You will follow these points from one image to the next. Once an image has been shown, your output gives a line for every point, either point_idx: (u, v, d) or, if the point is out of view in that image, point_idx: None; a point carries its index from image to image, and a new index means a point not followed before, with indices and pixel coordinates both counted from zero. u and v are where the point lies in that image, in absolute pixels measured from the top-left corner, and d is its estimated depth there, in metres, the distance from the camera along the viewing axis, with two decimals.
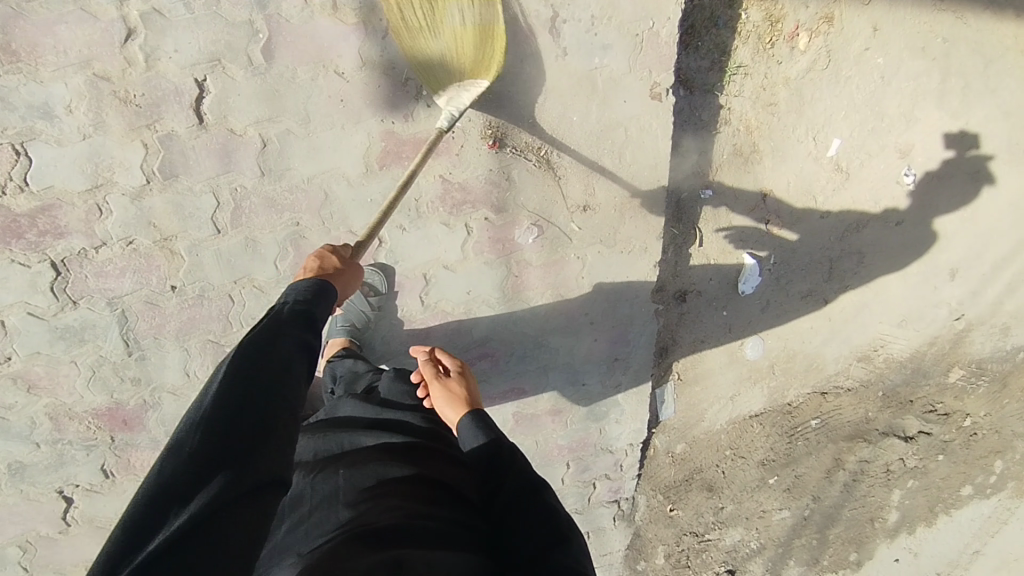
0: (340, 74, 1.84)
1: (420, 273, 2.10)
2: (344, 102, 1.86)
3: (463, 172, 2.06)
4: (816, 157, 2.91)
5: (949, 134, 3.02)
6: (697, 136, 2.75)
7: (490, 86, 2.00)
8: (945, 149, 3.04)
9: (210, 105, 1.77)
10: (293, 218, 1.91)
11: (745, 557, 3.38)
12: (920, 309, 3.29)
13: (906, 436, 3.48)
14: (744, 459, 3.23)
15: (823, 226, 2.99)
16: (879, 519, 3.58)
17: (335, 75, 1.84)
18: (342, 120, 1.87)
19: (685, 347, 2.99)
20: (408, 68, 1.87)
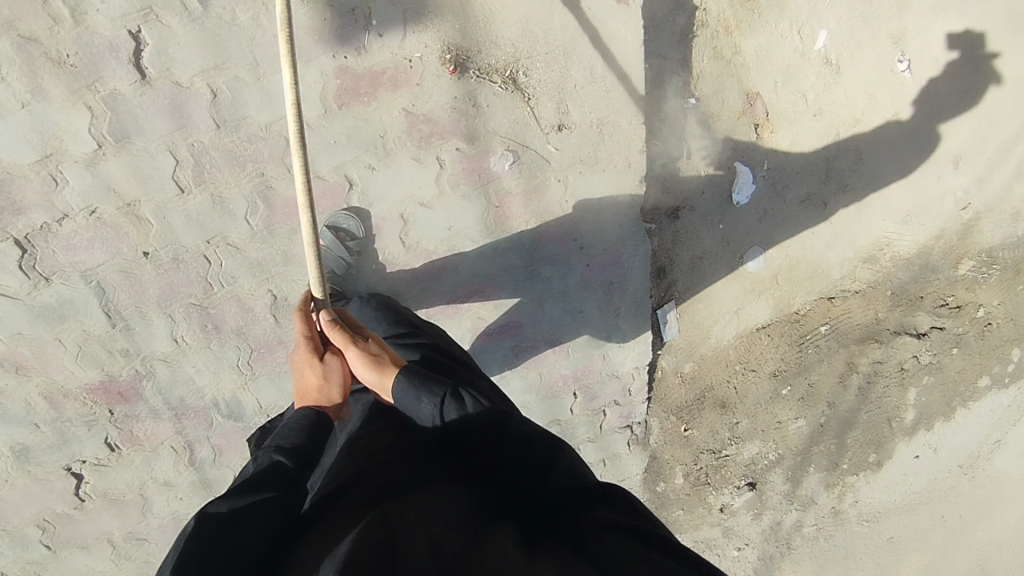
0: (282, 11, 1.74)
1: (397, 214, 2.05)
2: (291, 41, 1.78)
3: (427, 102, 1.95)
4: (804, 53, 2.77)
5: (952, 35, 2.92)
6: (674, 40, 2.60)
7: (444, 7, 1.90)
8: (947, 51, 2.94)
9: (150, 58, 1.68)
10: (257, 169, 1.84)
11: (764, 469, 3.41)
12: (925, 202, 3.18)
13: (918, 333, 3.42)
14: (754, 372, 3.20)
15: (818, 125, 2.86)
16: (896, 419, 3.58)
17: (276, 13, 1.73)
18: (292, 61, 1.79)
19: (682, 265, 2.88)
20: None
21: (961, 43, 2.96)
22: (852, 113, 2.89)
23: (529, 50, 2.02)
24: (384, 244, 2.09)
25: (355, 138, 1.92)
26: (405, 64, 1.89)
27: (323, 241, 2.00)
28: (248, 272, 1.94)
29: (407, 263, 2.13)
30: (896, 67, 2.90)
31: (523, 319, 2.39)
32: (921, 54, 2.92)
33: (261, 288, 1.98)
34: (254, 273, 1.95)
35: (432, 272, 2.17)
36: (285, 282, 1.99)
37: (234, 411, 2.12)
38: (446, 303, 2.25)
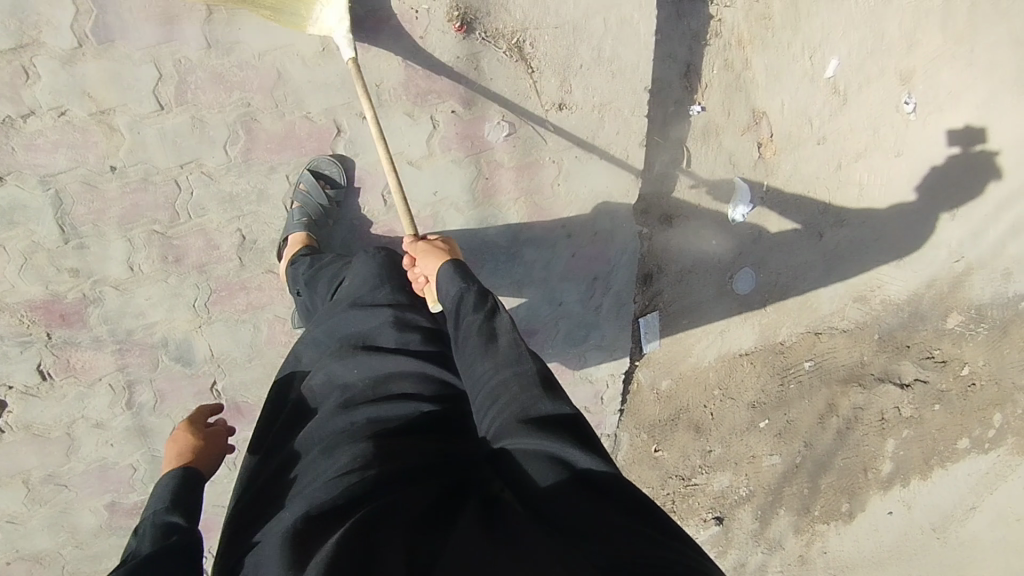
0: None
1: (383, 169, 1.97)
2: None
3: (428, 59, 1.92)
4: (812, 78, 2.80)
5: (952, 131, 3.02)
6: (685, 46, 2.59)
7: None
8: (948, 146, 3.03)
9: None
10: (243, 98, 1.78)
11: (733, 504, 3.26)
12: (919, 248, 3.16)
13: (902, 383, 3.35)
14: (733, 400, 3.11)
15: (817, 153, 2.89)
16: (872, 470, 3.45)
17: None
18: None
19: (669, 276, 2.81)
20: None
21: (967, 93, 2.99)
22: (856, 146, 2.94)
23: (538, 22, 1.99)
24: (367, 200, 2.00)
25: (349, 84, 1.83)
26: (411, 14, 1.87)
27: (302, 185, 1.88)
28: (218, 206, 1.86)
29: (387, 225, 2.03)
30: (900, 107, 2.95)
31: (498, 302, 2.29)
32: (925, 98, 2.96)
33: (230, 226, 1.89)
34: (224, 208, 1.87)
35: None
36: (256, 222, 1.92)
37: (184, 356, 2.01)
38: None
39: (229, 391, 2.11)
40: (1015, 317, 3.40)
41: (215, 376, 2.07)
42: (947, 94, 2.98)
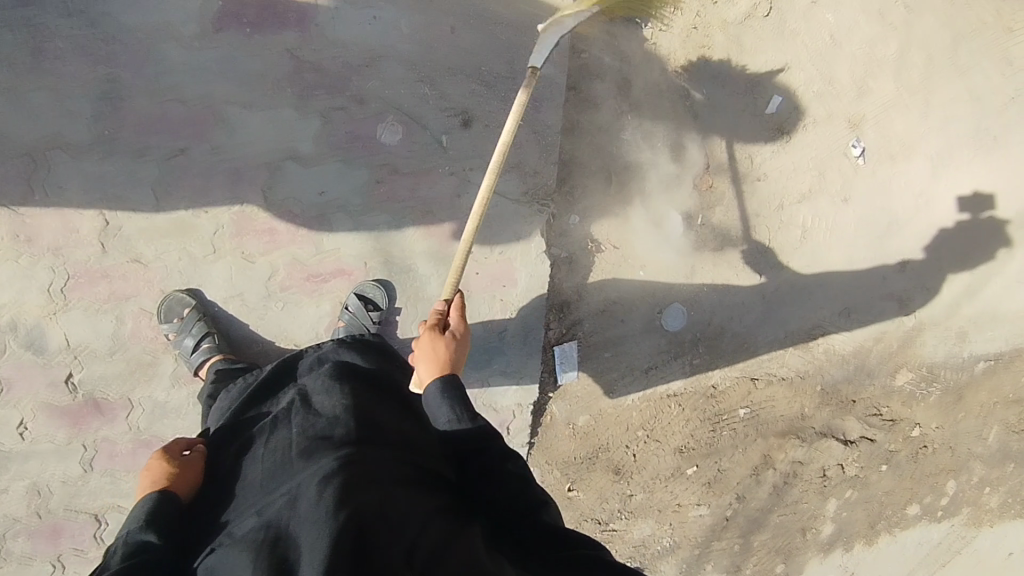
0: None
1: (264, 163, 1.90)
2: None
3: (318, 52, 1.88)
4: (754, 113, 2.72)
5: (962, 198, 2.96)
6: (615, 68, 2.54)
7: None
8: (958, 213, 2.97)
9: None
10: (109, 73, 1.76)
11: (654, 556, 3.04)
12: (866, 298, 3.01)
13: (846, 441, 3.12)
14: (657, 444, 2.93)
15: (757, 190, 2.79)
16: (811, 531, 3.18)
17: None
18: None
19: (590, 305, 2.69)
20: None
21: (921, 142, 2.89)
22: (800, 186, 2.83)
23: (437, 27, 1.98)
24: (245, 193, 1.91)
25: (229, 71, 1.82)
26: (299, 5, 1.85)
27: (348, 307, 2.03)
28: (77, 186, 1.80)
29: (267, 221, 1.95)
30: (849, 149, 2.85)
31: (392, 315, 2.09)
32: (875, 144, 2.86)
33: (91, 208, 1.82)
34: (83, 189, 1.80)
35: (292, 238, 1.98)
36: (121, 207, 1.84)
37: (35, 343, 1.89)
38: (304, 277, 2.02)
39: (86, 385, 1.96)
40: (971, 381, 3.18)
41: (72, 368, 1.94)
42: (899, 141, 2.88)
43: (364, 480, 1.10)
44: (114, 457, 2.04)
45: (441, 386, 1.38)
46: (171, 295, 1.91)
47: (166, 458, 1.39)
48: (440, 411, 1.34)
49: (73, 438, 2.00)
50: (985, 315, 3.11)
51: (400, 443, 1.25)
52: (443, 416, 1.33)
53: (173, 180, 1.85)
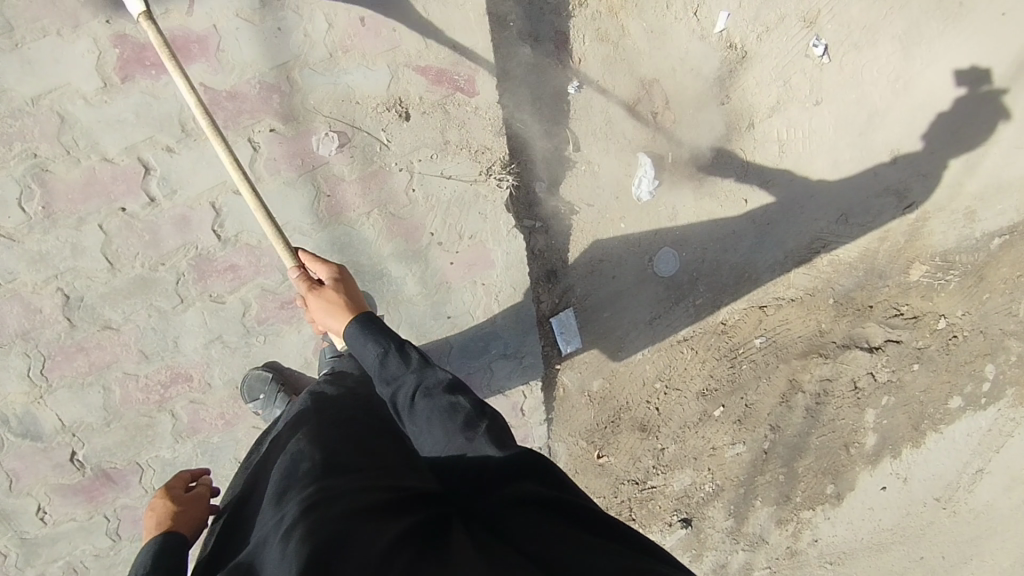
0: None
1: (207, 202, 1.86)
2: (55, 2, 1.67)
3: (229, 78, 1.82)
4: (702, 36, 2.60)
5: (960, 71, 2.82)
6: (548, 24, 2.43)
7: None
8: (956, 88, 2.84)
9: None
10: (29, 148, 1.71)
11: (700, 503, 3.01)
12: (860, 199, 2.90)
13: (871, 347, 3.03)
14: (679, 393, 2.87)
15: (723, 114, 2.67)
16: (855, 445, 3.11)
17: None
18: (58, 27, 1.68)
19: (577, 269, 2.62)
20: None
21: (883, 26, 2.74)
22: (768, 100, 2.71)
23: (348, 24, 1.90)
24: (196, 237, 1.88)
25: (146, 117, 1.76)
26: (200, 35, 1.78)
27: (329, 326, 1.98)
28: (28, 268, 1.77)
29: (227, 259, 1.91)
30: (809, 51, 2.71)
31: None
32: (836, 40, 2.72)
33: (48, 286, 1.80)
34: (35, 269, 1.78)
35: (255, 270, 1.94)
36: (78, 279, 1.81)
37: (30, 430, 1.89)
38: (278, 306, 1.99)
39: (92, 460, 1.96)
40: (989, 260, 3.03)
41: (73, 446, 1.94)
42: (860, 31, 2.74)
43: (335, 516, 1.03)
44: (139, 521, 2.05)
45: (358, 326, 1.49)
46: (250, 372, 1.95)
47: (159, 498, 1.41)
48: (369, 351, 1.45)
49: (94, 512, 2.01)
50: (991, 188, 2.96)
51: (373, 473, 1.19)
52: (372, 353, 1.44)
53: (121, 241, 1.82)
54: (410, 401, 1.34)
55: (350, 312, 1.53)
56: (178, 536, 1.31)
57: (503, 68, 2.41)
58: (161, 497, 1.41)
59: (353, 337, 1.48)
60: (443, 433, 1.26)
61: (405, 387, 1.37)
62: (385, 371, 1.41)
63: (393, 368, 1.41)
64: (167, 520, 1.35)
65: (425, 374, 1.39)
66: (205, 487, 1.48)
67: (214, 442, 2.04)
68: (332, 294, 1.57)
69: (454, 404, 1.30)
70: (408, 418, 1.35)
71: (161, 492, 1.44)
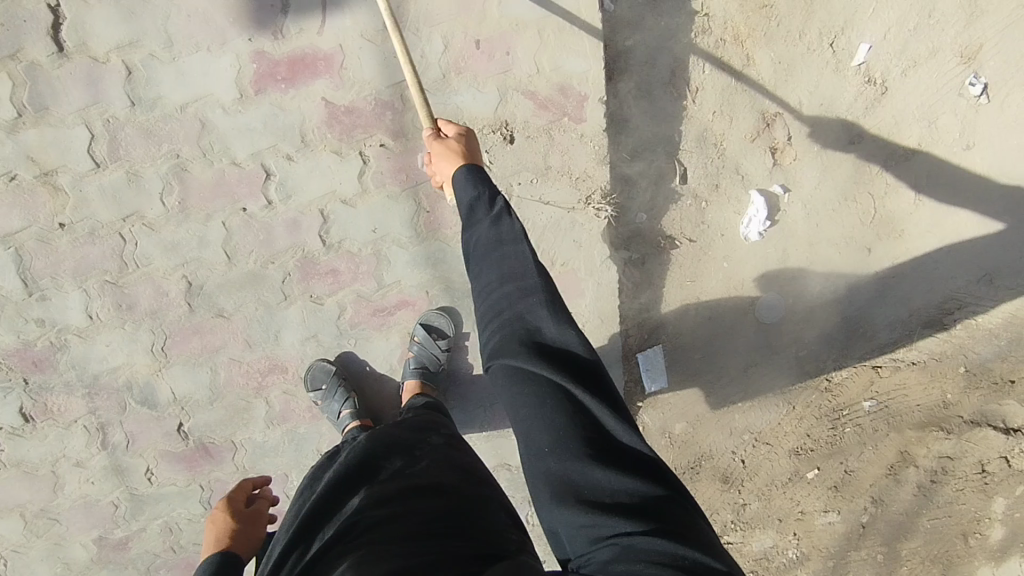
0: None
1: (317, 209, 1.98)
2: (206, 21, 1.83)
3: (348, 94, 1.92)
4: (836, 70, 2.40)
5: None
6: (667, 49, 2.32)
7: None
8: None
9: (68, 32, 1.80)
10: (172, 149, 1.90)
11: (781, 569, 2.77)
12: (1011, 260, 2.55)
13: (1007, 428, 2.65)
14: (769, 448, 2.67)
15: (852, 155, 2.46)
16: (975, 535, 2.73)
17: None
18: (208, 42, 1.85)
19: (672, 305, 2.51)
20: None
21: None
22: (908, 142, 2.46)
23: (462, 47, 1.93)
24: (304, 240, 2.00)
25: (273, 127, 1.91)
26: (327, 53, 1.89)
27: (415, 338, 2.07)
28: (161, 255, 1.97)
29: (329, 264, 2.03)
30: (965, 89, 2.42)
31: (461, 340, 2.14)
32: (999, 79, 2.41)
33: (176, 273, 1.99)
34: (167, 257, 1.97)
35: (354, 276, 2.04)
36: (200, 269, 1.99)
37: (148, 399, 2.10)
38: (371, 312, 2.08)
39: (195, 432, 2.15)
40: None
41: (181, 418, 2.13)
42: None
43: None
44: None
45: (465, 171, 1.34)
46: (314, 364, 2.07)
47: (219, 511, 1.62)
48: (461, 194, 1.31)
49: (192, 480, 2.20)
50: None
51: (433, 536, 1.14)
52: (465, 197, 1.31)
53: (239, 238, 1.98)
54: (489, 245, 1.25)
55: (462, 158, 1.40)
56: (233, 552, 1.47)
57: (615, 93, 2.34)
58: (219, 511, 1.63)
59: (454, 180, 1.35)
60: (507, 280, 1.22)
61: (483, 235, 1.26)
62: (469, 219, 1.29)
63: (477, 215, 1.28)
64: (225, 535, 1.53)
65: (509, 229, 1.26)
66: (263, 505, 1.70)
67: (301, 432, 2.18)
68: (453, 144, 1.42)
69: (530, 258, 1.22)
70: (474, 258, 1.28)
71: (224, 505, 1.65)
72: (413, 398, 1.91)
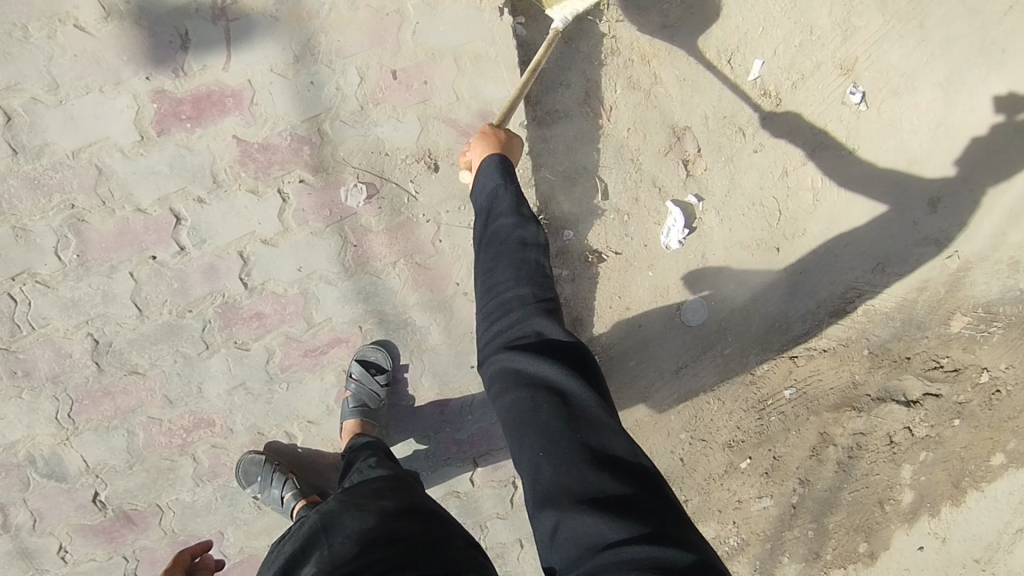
0: (81, 28, 1.68)
1: (235, 252, 1.88)
2: (97, 60, 1.70)
3: (261, 131, 1.84)
4: (735, 84, 2.55)
5: (998, 97, 2.73)
6: (579, 71, 2.39)
7: (271, 27, 1.80)
8: (994, 114, 2.74)
9: None
10: (66, 199, 1.75)
11: (724, 557, 2.90)
12: (899, 249, 2.81)
13: (908, 401, 2.91)
14: (704, 443, 2.79)
15: (756, 162, 2.62)
16: (890, 501, 2.98)
17: (74, 30, 1.67)
18: (99, 83, 1.71)
19: (603, 317, 2.58)
20: (164, 19, 1.73)
21: (927, 74, 2.67)
22: (803, 147, 2.65)
23: (379, 78, 1.90)
24: (223, 285, 1.89)
25: (181, 169, 1.79)
26: (236, 89, 1.80)
27: (352, 375, 2.01)
28: (61, 314, 1.80)
29: (253, 308, 1.93)
30: (847, 98, 2.65)
31: (400, 372, 2.10)
32: (875, 88, 2.66)
33: (79, 332, 1.83)
34: (67, 315, 1.81)
35: (281, 318, 1.95)
36: (108, 325, 1.84)
37: (55, 471, 1.91)
38: (302, 353, 2.00)
39: (113, 501, 1.97)
40: None
41: (96, 488, 1.95)
42: (901, 78, 2.66)
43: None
44: (157, 563, 2.05)
45: (497, 161, 1.48)
46: (245, 456, 1.98)
47: None
48: (488, 179, 1.44)
49: (114, 552, 2.02)
50: None
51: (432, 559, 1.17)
52: (489, 185, 1.44)
53: (150, 288, 1.84)
54: (501, 241, 1.38)
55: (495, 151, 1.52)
56: None
57: (533, 115, 2.37)
58: None
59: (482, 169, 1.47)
60: (521, 279, 1.36)
61: (505, 228, 1.39)
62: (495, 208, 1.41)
63: (503, 210, 1.40)
64: None
65: (528, 228, 1.40)
66: None
67: (234, 486, 2.05)
68: (491, 136, 1.57)
69: (538, 262, 1.38)
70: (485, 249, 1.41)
71: None
72: (354, 439, 1.85)
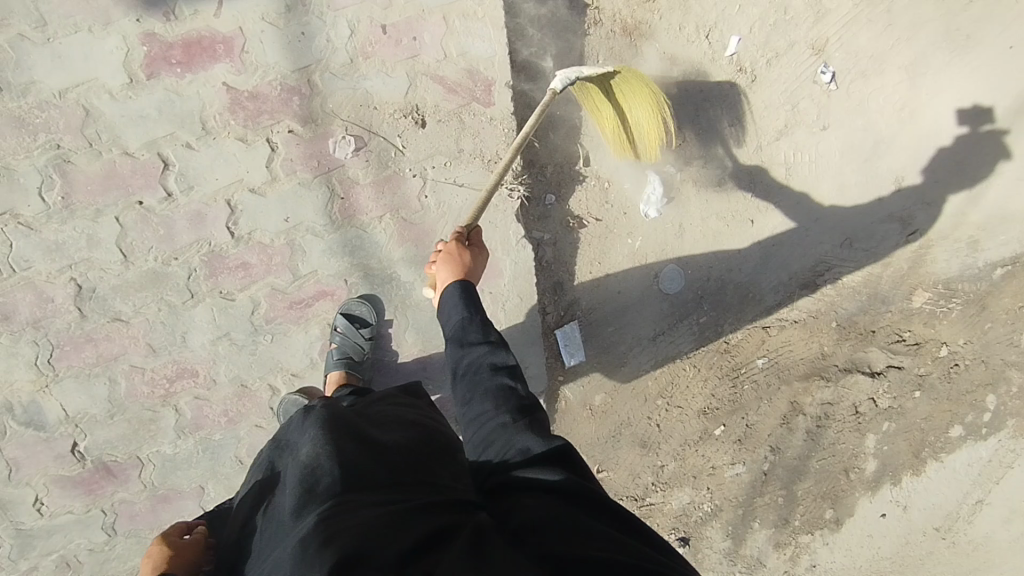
0: None
1: (223, 200, 1.89)
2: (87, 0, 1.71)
3: (251, 79, 1.85)
4: (712, 59, 2.64)
5: (961, 82, 2.85)
6: (562, 40, 2.46)
7: None
8: (956, 127, 2.89)
9: None
10: (51, 139, 1.74)
11: (698, 522, 2.99)
12: (865, 226, 2.93)
13: (873, 372, 3.03)
14: (681, 410, 2.87)
15: (732, 136, 2.72)
16: (855, 470, 3.09)
17: None
18: (89, 23, 1.72)
19: (583, 282, 2.64)
20: None
21: (892, 57, 2.80)
22: (775, 124, 2.76)
23: (368, 32, 1.93)
24: (210, 234, 1.90)
25: (170, 114, 1.80)
26: (226, 36, 1.81)
27: (337, 328, 2.02)
28: (43, 257, 1.79)
29: (240, 257, 1.94)
30: (818, 77, 2.76)
31: (384, 328, 2.12)
32: (844, 68, 2.78)
33: (61, 276, 1.82)
34: (50, 259, 1.80)
35: (267, 268, 1.97)
36: (91, 270, 1.83)
37: (34, 419, 1.90)
38: (287, 306, 2.01)
39: (93, 452, 1.96)
40: (992, 290, 3.06)
41: (76, 438, 1.94)
42: (868, 60, 2.79)
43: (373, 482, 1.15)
44: (135, 517, 2.04)
45: (460, 290, 1.64)
46: (285, 399, 1.98)
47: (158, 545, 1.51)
48: (455, 313, 1.59)
49: (92, 505, 2.00)
50: (994, 220, 3.00)
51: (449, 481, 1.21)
52: (457, 318, 1.58)
53: (135, 234, 1.84)
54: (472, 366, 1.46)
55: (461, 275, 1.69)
56: None
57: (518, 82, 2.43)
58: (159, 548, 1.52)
59: (449, 297, 1.63)
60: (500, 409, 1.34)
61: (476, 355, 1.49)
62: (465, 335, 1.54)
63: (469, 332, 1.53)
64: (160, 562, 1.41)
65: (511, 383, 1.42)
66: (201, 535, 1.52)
67: (215, 439, 2.05)
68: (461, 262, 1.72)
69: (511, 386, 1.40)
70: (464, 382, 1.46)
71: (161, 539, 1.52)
72: (339, 389, 1.86)
